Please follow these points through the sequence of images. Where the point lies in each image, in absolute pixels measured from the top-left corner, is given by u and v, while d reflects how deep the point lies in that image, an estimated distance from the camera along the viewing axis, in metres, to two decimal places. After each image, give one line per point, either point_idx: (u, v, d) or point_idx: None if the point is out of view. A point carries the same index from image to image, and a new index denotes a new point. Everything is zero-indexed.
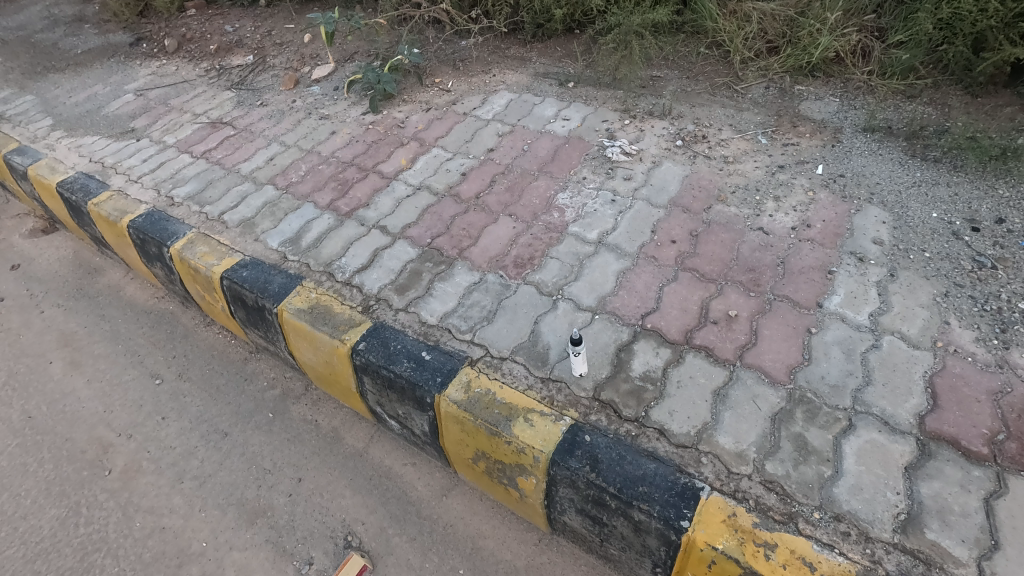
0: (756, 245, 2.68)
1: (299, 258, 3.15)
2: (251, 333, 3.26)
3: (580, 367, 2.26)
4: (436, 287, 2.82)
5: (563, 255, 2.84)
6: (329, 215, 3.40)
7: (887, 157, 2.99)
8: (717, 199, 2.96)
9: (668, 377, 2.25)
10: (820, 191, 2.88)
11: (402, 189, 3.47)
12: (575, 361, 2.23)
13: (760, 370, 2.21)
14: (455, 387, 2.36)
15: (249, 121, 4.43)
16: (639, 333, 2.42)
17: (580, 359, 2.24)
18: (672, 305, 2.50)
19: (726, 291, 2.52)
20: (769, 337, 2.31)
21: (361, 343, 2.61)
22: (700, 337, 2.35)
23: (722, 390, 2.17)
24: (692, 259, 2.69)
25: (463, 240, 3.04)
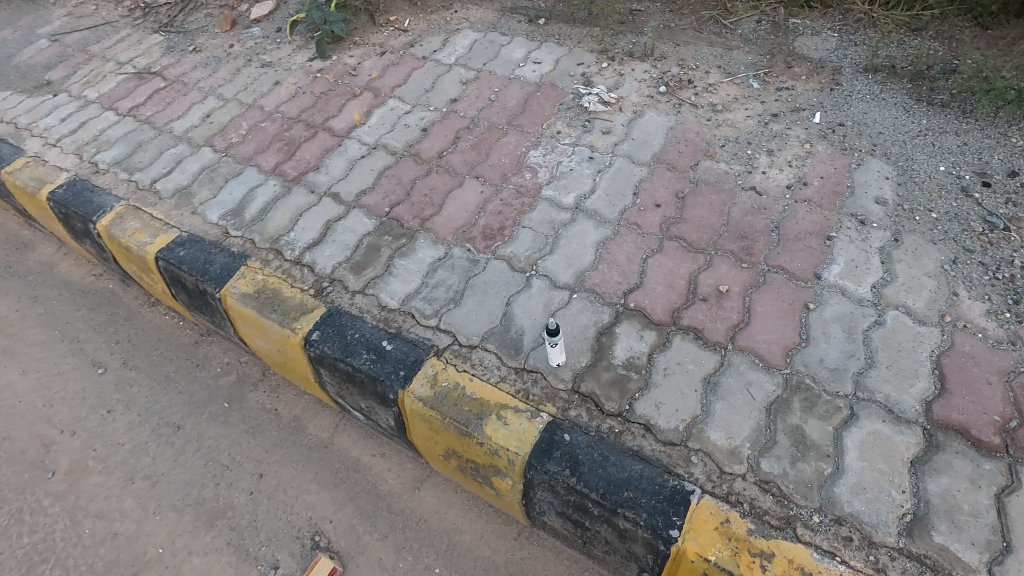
0: (748, 208, 2.43)
1: (242, 233, 2.82)
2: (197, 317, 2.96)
3: (560, 356, 2.05)
4: (396, 265, 2.54)
5: (536, 224, 2.56)
6: (275, 182, 3.03)
7: (891, 101, 2.71)
8: (705, 153, 2.67)
9: (654, 364, 2.04)
10: (817, 143, 2.60)
11: (356, 148, 3.11)
12: (555, 352, 2.01)
13: (754, 353, 2.01)
14: (420, 381, 2.14)
15: (181, 70, 3.93)
16: (622, 313, 2.19)
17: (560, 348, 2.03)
18: (657, 280, 2.27)
19: (716, 261, 2.28)
20: (763, 314, 2.10)
21: (315, 333, 2.35)
22: (688, 318, 2.14)
23: (712, 377, 1.98)
24: (678, 225, 2.43)
25: (425, 208, 2.73)
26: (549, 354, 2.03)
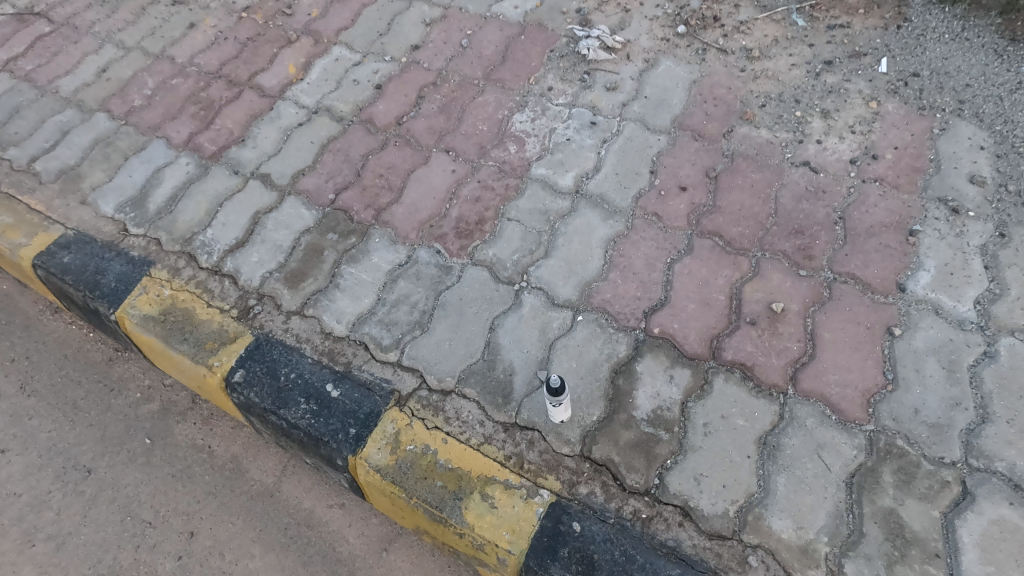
0: (802, 191, 1.85)
1: (144, 231, 2.17)
2: None
3: (564, 414, 1.52)
4: (344, 274, 1.95)
5: (525, 216, 1.97)
6: (186, 159, 2.35)
7: (977, 42, 2.09)
8: (741, 115, 2.05)
9: (690, 417, 1.52)
10: (886, 100, 2.00)
11: (291, 113, 2.42)
12: (558, 411, 1.49)
13: (823, 402, 1.50)
14: (377, 444, 1.62)
15: (69, 7, 3.09)
16: (643, 343, 1.65)
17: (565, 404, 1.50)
18: (688, 294, 1.72)
19: (764, 267, 1.73)
20: (833, 344, 1.58)
21: (239, 373, 1.79)
22: (733, 349, 1.60)
23: (770, 437, 1.47)
24: (712, 216, 1.85)
25: (380, 194, 2.12)
26: (550, 410, 1.51)
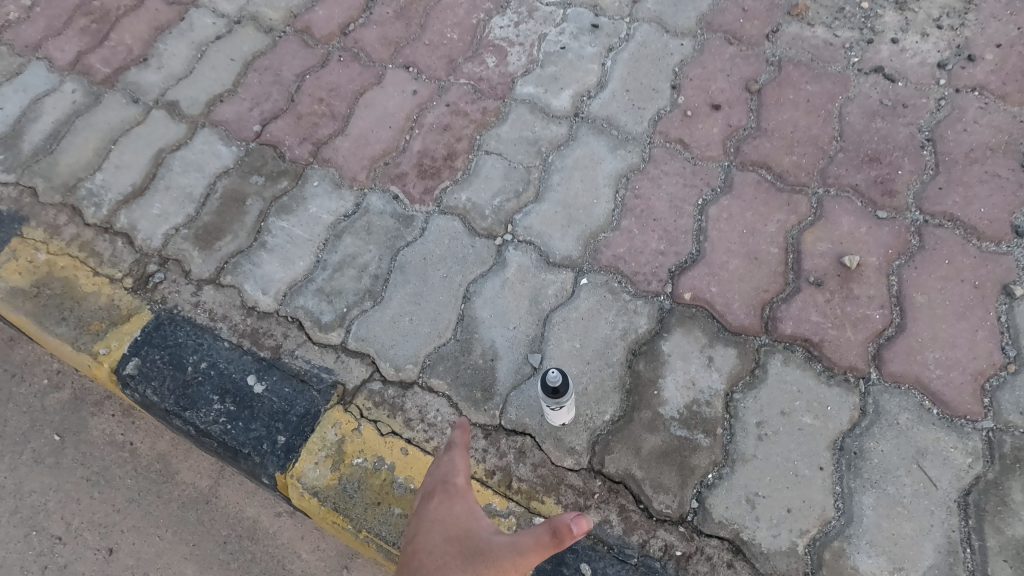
0: (876, 106, 1.39)
1: (15, 177, 1.66)
2: None
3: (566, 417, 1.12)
4: (272, 229, 1.49)
5: (508, 147, 1.50)
6: (72, 84, 1.82)
7: None
8: (791, 9, 1.55)
9: (737, 415, 1.12)
10: None
11: (205, 23, 1.88)
12: (559, 415, 1.08)
13: (921, 389, 1.10)
14: (314, 457, 1.20)
15: None
16: (669, 314, 1.23)
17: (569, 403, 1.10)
18: (727, 247, 1.29)
19: (829, 208, 1.29)
20: (929, 309, 1.16)
21: (132, 364, 1.35)
22: (791, 320, 1.19)
23: (849, 441, 1.08)
24: (757, 142, 1.40)
25: (320, 124, 1.62)
26: (547, 414, 1.10)
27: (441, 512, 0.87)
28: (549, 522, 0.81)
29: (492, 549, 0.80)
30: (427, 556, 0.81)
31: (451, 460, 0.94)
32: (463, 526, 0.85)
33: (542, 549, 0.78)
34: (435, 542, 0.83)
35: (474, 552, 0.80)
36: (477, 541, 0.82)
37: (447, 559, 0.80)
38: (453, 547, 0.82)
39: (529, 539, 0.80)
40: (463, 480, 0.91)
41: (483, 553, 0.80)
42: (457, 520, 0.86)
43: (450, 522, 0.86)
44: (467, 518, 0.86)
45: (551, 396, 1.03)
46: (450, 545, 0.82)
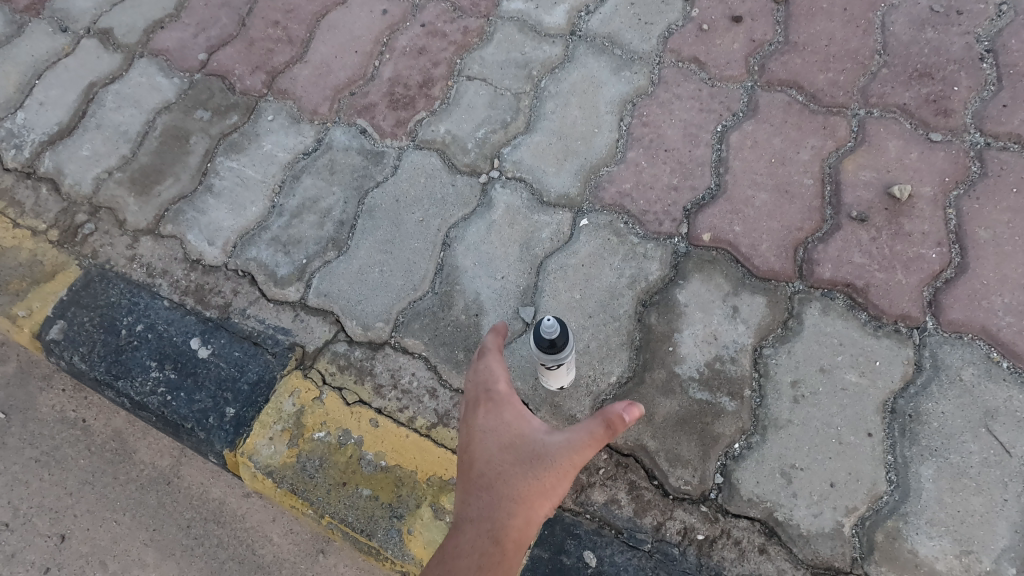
0: (925, 14, 1.18)
1: None
2: None
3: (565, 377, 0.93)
4: (219, 170, 1.28)
5: (494, 70, 1.28)
6: None
7: None
8: None
9: (768, 373, 0.94)
10: None
11: None
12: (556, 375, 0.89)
13: (988, 339, 0.92)
14: (267, 431, 1.02)
15: None
16: (685, 259, 1.04)
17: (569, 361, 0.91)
18: (752, 180, 1.09)
19: (873, 131, 1.09)
20: (996, 245, 0.97)
21: (57, 327, 1.15)
22: (831, 262, 1.00)
23: (904, 401, 0.90)
24: (786, 57, 1.19)
25: (275, 51, 1.40)
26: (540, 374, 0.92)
27: (490, 416, 0.77)
28: (599, 412, 0.71)
29: (554, 452, 0.71)
30: (483, 466, 0.73)
31: (489, 367, 0.82)
32: (514, 428, 0.75)
33: (599, 445, 0.70)
34: (490, 453, 0.73)
35: (532, 457, 0.72)
36: (532, 442, 0.73)
37: (506, 467, 0.71)
38: (509, 452, 0.73)
39: (582, 433, 0.71)
40: (505, 388, 0.80)
41: (543, 455, 0.72)
42: (507, 424, 0.76)
43: (500, 429, 0.76)
44: (518, 421, 0.76)
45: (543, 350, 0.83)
46: (507, 454, 0.73)
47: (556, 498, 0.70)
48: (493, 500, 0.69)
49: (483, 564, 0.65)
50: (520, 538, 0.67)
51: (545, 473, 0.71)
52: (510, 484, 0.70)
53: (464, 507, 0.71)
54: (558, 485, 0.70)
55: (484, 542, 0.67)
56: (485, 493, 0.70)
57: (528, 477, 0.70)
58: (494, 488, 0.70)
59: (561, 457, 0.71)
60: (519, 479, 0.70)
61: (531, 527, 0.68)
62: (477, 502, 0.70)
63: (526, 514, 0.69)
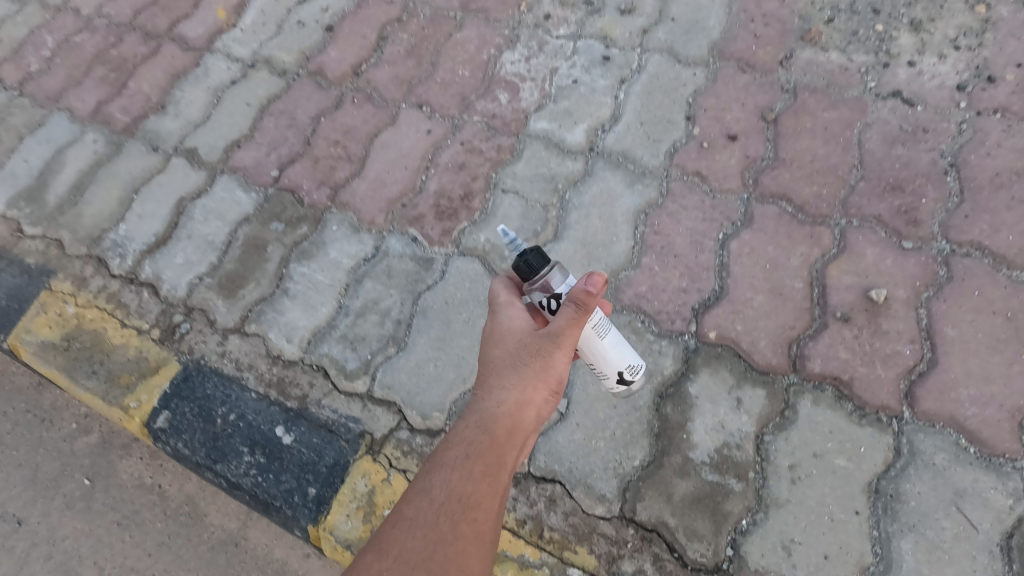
0: (895, 132, 1.38)
1: (43, 230, 1.71)
2: None
3: (633, 361, 1.04)
4: (293, 276, 1.50)
5: (525, 185, 1.50)
6: (94, 134, 1.87)
7: None
8: (802, 36, 1.55)
9: (769, 457, 1.11)
10: (997, 2, 1.50)
11: (221, 70, 1.92)
12: (593, 335, 0.99)
13: (957, 428, 1.08)
14: (346, 508, 1.21)
15: None
16: (695, 355, 1.22)
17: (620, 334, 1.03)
18: (750, 283, 1.27)
19: (852, 239, 1.28)
20: (961, 344, 1.14)
21: (162, 416, 1.37)
22: (820, 358, 1.17)
23: (887, 483, 1.06)
24: (776, 172, 1.39)
25: (337, 167, 1.64)
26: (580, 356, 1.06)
27: (502, 321, 1.03)
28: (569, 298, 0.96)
29: (542, 343, 0.96)
30: (490, 363, 1.00)
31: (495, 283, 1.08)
32: (515, 329, 1.00)
33: (577, 320, 0.94)
34: (495, 353, 1.00)
35: (524, 351, 0.97)
36: (526, 338, 0.98)
37: (503, 363, 0.98)
38: (509, 350, 0.99)
39: (566, 318, 0.95)
40: (510, 298, 1.05)
41: (534, 347, 0.96)
42: (512, 326, 1.01)
43: (504, 332, 1.01)
44: (518, 324, 1.01)
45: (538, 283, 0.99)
46: (509, 349, 0.99)
47: (541, 385, 0.96)
48: (489, 395, 0.96)
49: (472, 453, 0.92)
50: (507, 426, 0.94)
51: (532, 362, 0.96)
52: (505, 376, 0.96)
53: (467, 406, 0.98)
54: (543, 370, 0.96)
55: (476, 434, 0.93)
56: (487, 387, 0.97)
57: (519, 370, 0.96)
58: (493, 383, 0.97)
59: (547, 347, 0.95)
60: (512, 374, 0.96)
61: (517, 412, 0.94)
62: (480, 395, 0.97)
63: (513, 403, 0.95)
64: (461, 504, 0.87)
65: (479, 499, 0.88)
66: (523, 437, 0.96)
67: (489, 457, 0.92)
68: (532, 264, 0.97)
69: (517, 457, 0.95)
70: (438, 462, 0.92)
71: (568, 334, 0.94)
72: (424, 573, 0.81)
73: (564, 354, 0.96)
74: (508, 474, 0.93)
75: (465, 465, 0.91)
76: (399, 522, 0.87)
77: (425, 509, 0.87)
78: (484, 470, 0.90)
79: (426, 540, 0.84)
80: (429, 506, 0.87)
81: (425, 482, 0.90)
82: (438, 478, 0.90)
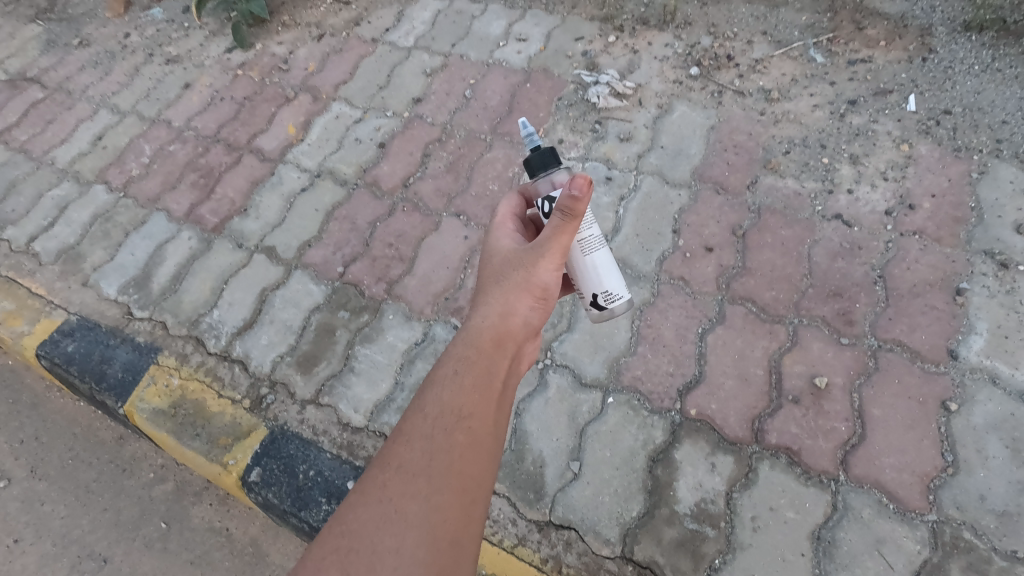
0: (837, 248, 1.76)
1: (149, 313, 2.10)
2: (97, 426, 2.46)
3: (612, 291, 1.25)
4: (358, 356, 1.87)
5: None
6: (188, 231, 2.29)
7: (1009, 73, 1.99)
8: (765, 165, 1.95)
9: (736, 510, 1.43)
10: (917, 142, 1.90)
11: (293, 179, 2.35)
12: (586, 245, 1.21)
13: (880, 489, 1.40)
14: None
15: (65, 74, 3.06)
16: (680, 427, 1.56)
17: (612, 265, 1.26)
18: (723, 370, 1.62)
19: (803, 336, 1.63)
20: (884, 422, 1.48)
21: (254, 471, 1.71)
22: (776, 431, 1.51)
23: (826, 532, 1.38)
24: (743, 279, 1.75)
25: (391, 266, 2.03)
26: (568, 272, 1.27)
27: (499, 238, 1.23)
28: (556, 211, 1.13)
29: (528, 256, 1.13)
30: (484, 281, 1.17)
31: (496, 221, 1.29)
32: (506, 250, 1.19)
33: (561, 225, 1.11)
34: (491, 270, 1.18)
35: (513, 263, 1.15)
36: (515, 255, 1.16)
37: (495, 277, 1.15)
38: (499, 267, 1.16)
39: (550, 230, 1.12)
40: (507, 230, 1.26)
41: (521, 262, 1.14)
42: (502, 247, 1.20)
43: (497, 256, 1.19)
44: (507, 248, 1.19)
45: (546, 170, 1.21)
46: (501, 265, 1.16)
47: (525, 291, 1.12)
48: (477, 313, 1.11)
49: (462, 366, 1.05)
50: (496, 332, 1.09)
51: (519, 272, 1.13)
52: (495, 290, 1.13)
53: (459, 328, 1.12)
54: (528, 276, 1.13)
55: (468, 346, 1.08)
56: (480, 301, 1.13)
57: (507, 282, 1.13)
58: (482, 302, 1.13)
59: (532, 258, 1.13)
60: (499, 288, 1.13)
61: (505, 319, 1.10)
62: (474, 311, 1.12)
63: (501, 313, 1.10)
64: (454, 415, 0.98)
65: (470, 409, 0.99)
66: (512, 343, 1.10)
67: (478, 366, 1.05)
68: (539, 166, 1.20)
69: (505, 361, 1.08)
70: (434, 376, 1.05)
71: (556, 240, 1.11)
72: (425, 480, 0.92)
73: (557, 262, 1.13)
74: (499, 380, 1.06)
75: (456, 377, 1.03)
76: (399, 440, 0.97)
77: (423, 426, 0.98)
78: (473, 381, 1.03)
79: (423, 444, 0.95)
80: (424, 422, 0.98)
81: (422, 399, 1.02)
82: (430, 391, 1.02)
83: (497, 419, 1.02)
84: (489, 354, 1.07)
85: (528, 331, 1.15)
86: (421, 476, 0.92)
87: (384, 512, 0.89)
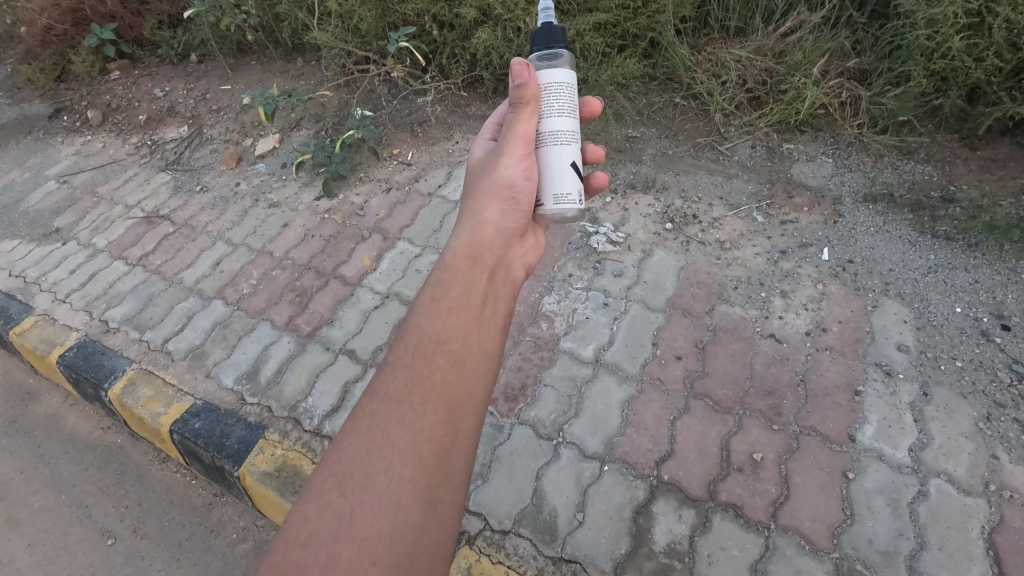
0: (770, 358, 2.42)
1: (258, 399, 2.77)
2: (192, 494, 3.01)
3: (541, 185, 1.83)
4: None
5: (558, 381, 2.50)
6: (288, 337, 3.02)
7: (896, 234, 2.76)
8: (719, 297, 2.67)
9: (697, 549, 1.98)
10: (829, 282, 2.62)
11: (368, 299, 3.11)
12: (536, 136, 1.83)
13: (800, 534, 1.95)
14: None
15: (189, 213, 3.98)
16: (657, 488, 2.14)
17: (548, 163, 1.83)
18: (689, 447, 2.22)
19: (746, 423, 2.25)
20: (803, 486, 2.05)
21: None
22: (726, 492, 2.09)
23: (761, 565, 1.92)
24: (703, 380, 2.40)
25: None
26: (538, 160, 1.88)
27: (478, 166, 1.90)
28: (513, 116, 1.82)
29: (493, 166, 1.80)
30: (466, 206, 1.80)
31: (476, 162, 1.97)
32: (479, 177, 1.84)
33: (516, 120, 1.80)
34: (472, 190, 1.83)
35: (485, 176, 1.81)
36: (485, 172, 1.81)
37: (472, 201, 1.79)
38: (477, 179, 1.83)
39: (508, 140, 1.80)
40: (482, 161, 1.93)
41: (487, 175, 1.80)
42: (479, 169, 1.86)
43: (473, 184, 1.84)
44: (479, 173, 1.85)
45: (543, 47, 1.82)
46: (477, 184, 1.82)
47: (491, 198, 1.77)
48: (458, 240, 1.70)
49: (437, 298, 1.55)
50: (473, 242, 1.69)
51: (487, 184, 1.79)
52: (472, 208, 1.76)
53: (444, 254, 1.69)
54: (494, 179, 1.79)
55: (447, 272, 1.62)
56: (462, 222, 1.75)
57: (479, 198, 1.78)
58: (462, 228, 1.73)
59: (496, 161, 1.80)
60: (475, 204, 1.77)
61: (478, 227, 1.71)
62: (456, 238, 1.72)
63: (474, 229, 1.72)
64: (430, 343, 1.46)
65: (444, 335, 1.48)
66: (482, 242, 1.69)
67: (452, 298, 1.56)
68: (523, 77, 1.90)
69: (476, 277, 1.62)
70: (418, 308, 1.55)
71: (517, 132, 1.80)
72: (407, 402, 1.36)
73: (515, 153, 1.80)
74: (471, 301, 1.56)
75: (434, 306, 1.54)
76: (391, 369, 1.44)
77: (408, 357, 1.45)
78: (446, 309, 1.53)
79: (403, 387, 1.39)
80: (408, 353, 1.45)
81: (410, 332, 1.50)
82: (413, 328, 1.50)
83: (467, 328, 1.50)
84: (463, 266, 1.63)
85: (499, 235, 1.74)
86: (404, 404, 1.36)
87: (376, 433, 1.32)
